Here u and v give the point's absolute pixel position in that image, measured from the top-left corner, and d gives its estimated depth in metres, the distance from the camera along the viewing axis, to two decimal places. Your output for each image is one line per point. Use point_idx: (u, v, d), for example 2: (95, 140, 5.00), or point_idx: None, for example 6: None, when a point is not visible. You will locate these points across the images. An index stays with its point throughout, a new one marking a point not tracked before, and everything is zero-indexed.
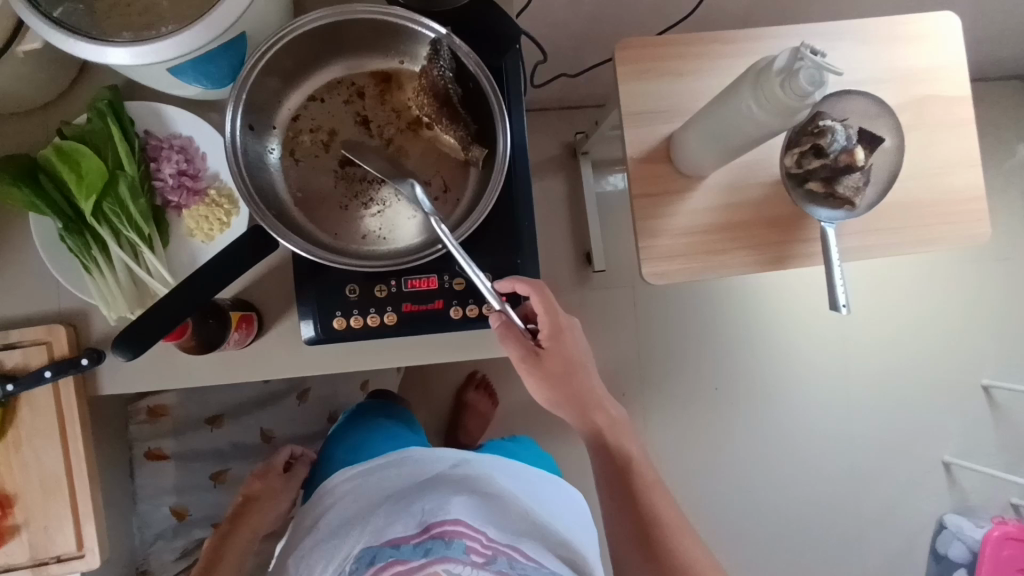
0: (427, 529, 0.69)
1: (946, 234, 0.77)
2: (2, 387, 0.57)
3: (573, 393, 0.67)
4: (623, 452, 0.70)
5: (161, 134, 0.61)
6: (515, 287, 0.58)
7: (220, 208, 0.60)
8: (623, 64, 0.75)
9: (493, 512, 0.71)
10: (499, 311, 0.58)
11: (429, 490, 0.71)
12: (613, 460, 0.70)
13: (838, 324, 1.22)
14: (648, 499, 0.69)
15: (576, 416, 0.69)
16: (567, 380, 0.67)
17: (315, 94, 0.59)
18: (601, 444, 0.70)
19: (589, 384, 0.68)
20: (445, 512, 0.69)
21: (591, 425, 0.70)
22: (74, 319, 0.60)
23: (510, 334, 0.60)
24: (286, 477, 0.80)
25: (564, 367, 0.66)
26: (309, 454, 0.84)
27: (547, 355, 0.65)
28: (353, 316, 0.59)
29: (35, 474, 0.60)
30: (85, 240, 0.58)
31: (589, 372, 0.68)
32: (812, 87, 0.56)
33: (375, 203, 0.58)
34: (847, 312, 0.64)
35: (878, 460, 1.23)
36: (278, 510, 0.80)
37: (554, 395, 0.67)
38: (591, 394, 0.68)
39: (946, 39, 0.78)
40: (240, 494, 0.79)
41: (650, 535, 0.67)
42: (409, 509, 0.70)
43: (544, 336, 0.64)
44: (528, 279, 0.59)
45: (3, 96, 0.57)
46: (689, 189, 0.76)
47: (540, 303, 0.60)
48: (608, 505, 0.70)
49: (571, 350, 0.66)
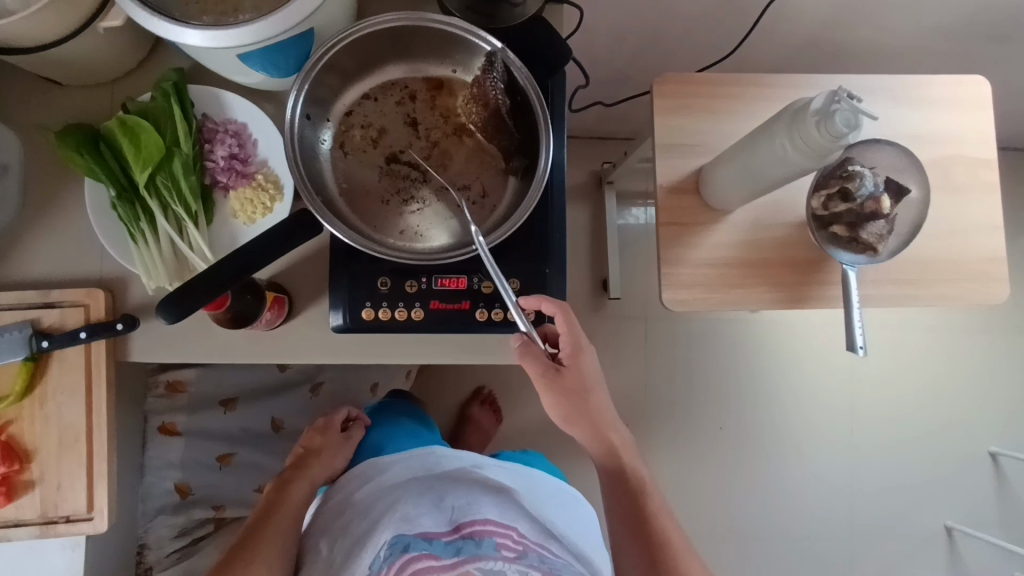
0: (458, 528, 0.72)
1: (962, 294, 0.78)
2: (36, 343, 0.59)
3: (589, 412, 0.68)
4: (632, 474, 0.70)
5: (217, 117, 0.64)
6: (540, 305, 0.60)
7: (266, 192, 0.62)
8: (661, 97, 0.78)
9: (518, 510, 0.75)
10: (522, 333, 0.61)
11: (457, 490, 0.75)
12: (624, 483, 0.69)
13: (848, 375, 1.22)
14: (660, 523, 0.68)
15: (588, 435, 0.69)
16: (582, 400, 0.67)
17: (370, 93, 0.62)
18: (614, 466, 0.70)
19: (603, 405, 0.69)
20: (474, 510, 0.73)
21: (604, 446, 0.70)
22: (114, 285, 0.62)
23: (529, 352, 0.63)
24: (343, 437, 0.84)
25: (581, 385, 0.67)
26: (364, 418, 0.88)
27: (567, 373, 0.66)
28: (382, 308, 0.60)
29: (55, 430, 0.61)
30: (134, 210, 0.61)
31: (603, 394, 0.69)
32: (847, 129, 0.57)
33: (415, 201, 0.60)
34: (864, 353, 0.64)
35: (878, 518, 1.21)
36: (331, 470, 0.81)
37: (570, 412, 0.68)
38: (604, 414, 0.69)
39: (976, 103, 0.80)
40: (298, 448, 0.82)
41: (661, 559, 0.67)
42: (439, 505, 0.73)
43: (565, 353, 0.66)
44: (555, 299, 0.61)
45: (78, 68, 0.61)
46: (713, 223, 0.77)
47: (564, 323, 0.62)
48: (618, 528, 0.69)
49: (590, 370, 0.67)
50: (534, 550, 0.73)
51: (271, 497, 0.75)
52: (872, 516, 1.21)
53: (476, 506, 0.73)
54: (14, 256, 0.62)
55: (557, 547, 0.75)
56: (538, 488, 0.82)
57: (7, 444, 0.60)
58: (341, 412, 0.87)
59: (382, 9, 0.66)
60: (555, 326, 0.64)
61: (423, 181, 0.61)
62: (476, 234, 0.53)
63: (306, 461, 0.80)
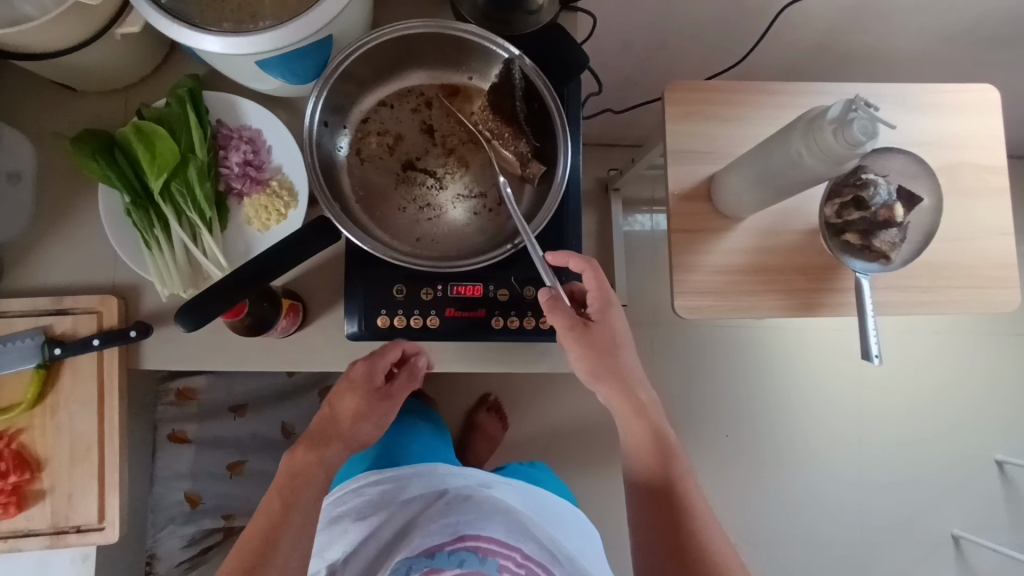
0: (461, 539, 0.72)
1: (974, 301, 0.78)
2: (49, 351, 0.58)
3: (618, 369, 0.62)
4: (662, 442, 0.64)
5: (231, 124, 0.64)
6: (569, 260, 0.58)
7: (280, 199, 0.62)
8: (673, 104, 0.78)
9: (527, 531, 0.75)
10: (551, 285, 0.58)
11: (463, 506, 0.75)
12: (652, 454, 0.64)
13: (855, 383, 1.21)
14: (684, 495, 0.63)
15: (613, 393, 0.63)
16: (611, 357, 0.61)
17: (386, 100, 0.61)
18: (642, 425, 0.63)
19: (633, 362, 0.63)
20: (480, 526, 0.74)
21: (632, 404, 0.63)
22: (126, 293, 0.62)
23: (557, 308, 0.58)
24: (385, 393, 0.62)
25: (612, 342, 0.61)
26: (420, 363, 0.62)
27: (597, 327, 0.60)
28: (397, 316, 0.60)
29: (67, 438, 0.60)
30: (149, 217, 0.60)
31: (632, 351, 0.63)
32: (864, 137, 0.57)
33: (431, 208, 0.60)
34: (879, 362, 0.64)
35: (885, 525, 1.20)
36: (359, 444, 0.62)
37: (597, 368, 0.61)
38: (633, 370, 0.63)
39: (984, 110, 0.80)
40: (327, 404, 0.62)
41: (682, 539, 0.62)
42: (444, 521, 0.74)
43: (593, 309, 0.61)
44: (583, 256, 0.59)
45: (93, 75, 0.61)
46: (726, 230, 0.78)
47: (593, 281, 0.59)
48: (642, 500, 0.64)
49: (620, 327, 0.62)
50: (539, 572, 0.72)
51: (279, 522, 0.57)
52: (881, 523, 1.20)
53: (482, 523, 0.74)
54: (26, 262, 0.62)
55: (562, 571, 0.74)
56: (548, 508, 0.81)
57: (18, 454, 0.59)
58: (397, 350, 0.61)
59: (395, 14, 0.66)
60: (582, 284, 0.63)
61: (439, 188, 0.61)
62: (502, 183, 0.55)
63: (332, 429, 0.61)
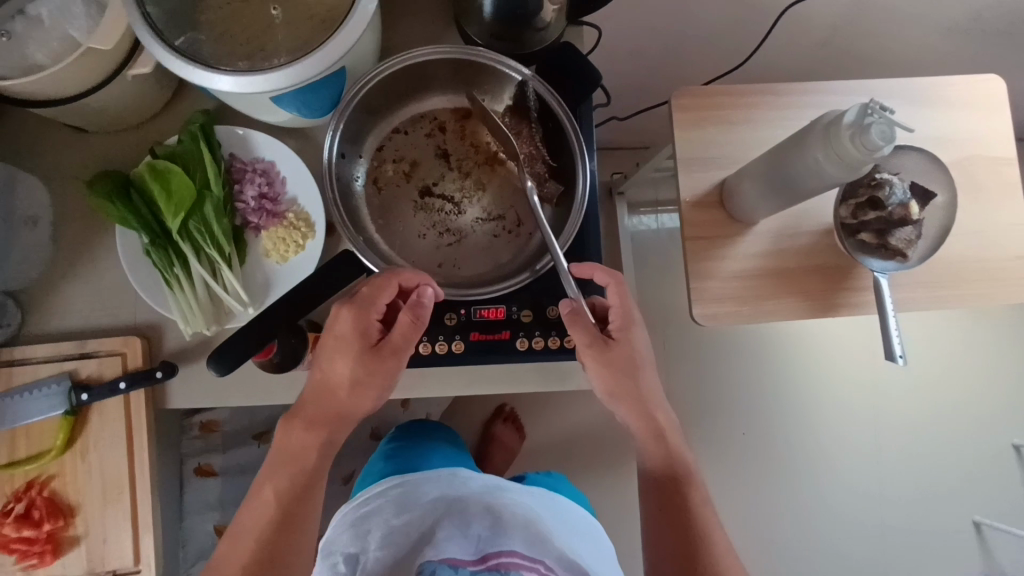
0: (484, 558, 0.74)
1: (993, 294, 0.78)
2: (76, 396, 0.58)
3: (637, 389, 0.61)
4: (678, 464, 0.63)
5: (244, 157, 0.64)
6: (594, 272, 0.58)
7: (298, 230, 0.62)
8: (681, 111, 0.78)
9: (548, 542, 0.74)
10: (570, 299, 0.57)
11: (484, 517, 0.76)
12: (668, 478, 0.63)
13: (869, 374, 1.21)
14: (698, 515, 0.62)
15: (631, 412, 0.63)
16: (632, 378, 0.61)
17: (399, 126, 0.62)
18: (661, 448, 0.63)
19: (652, 382, 0.63)
20: (501, 541, 0.75)
21: (650, 427, 0.63)
22: (149, 332, 0.62)
23: (578, 322, 0.57)
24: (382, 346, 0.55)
25: (633, 362, 0.60)
26: (419, 303, 0.53)
27: (619, 346, 0.59)
28: (422, 342, 0.59)
29: (98, 483, 0.60)
30: (168, 256, 0.60)
31: (653, 372, 0.63)
32: (883, 142, 0.56)
33: (451, 233, 0.60)
34: (904, 362, 0.64)
35: (906, 514, 1.20)
36: (362, 410, 0.57)
37: (617, 389, 0.61)
38: (653, 391, 0.62)
39: (992, 102, 0.80)
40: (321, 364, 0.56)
41: (699, 567, 0.60)
42: (467, 533, 0.76)
43: (615, 326, 0.60)
44: (608, 268, 0.58)
45: (106, 115, 0.60)
46: (740, 235, 0.77)
47: (617, 296, 0.59)
48: (654, 518, 0.63)
49: (641, 346, 0.61)
50: None
51: (279, 522, 0.56)
52: (902, 514, 1.20)
53: (503, 537, 0.75)
54: (47, 307, 0.61)
55: None
56: (564, 513, 0.80)
57: (51, 501, 0.59)
58: (389, 290, 0.53)
59: (402, 37, 0.66)
60: (604, 299, 0.62)
61: (457, 212, 0.61)
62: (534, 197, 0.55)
63: (330, 399, 0.56)
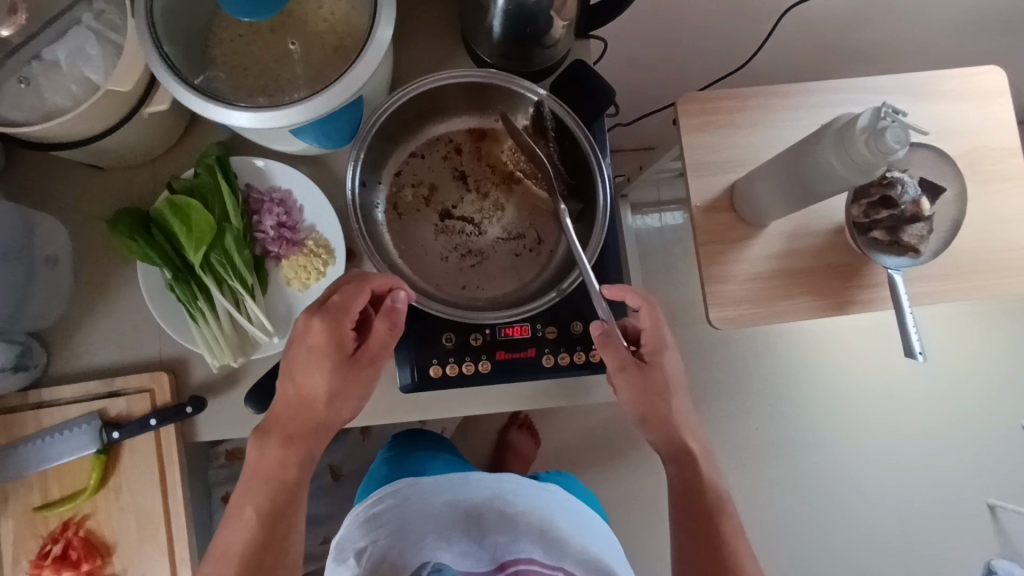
0: (501, 565, 0.72)
1: (1005, 283, 0.78)
2: (107, 435, 0.58)
3: (668, 414, 0.62)
4: (707, 487, 0.64)
5: (260, 187, 0.64)
6: (627, 295, 0.57)
7: (318, 257, 0.62)
8: (688, 117, 0.79)
9: (565, 545, 0.71)
10: (602, 319, 0.57)
11: (499, 524, 0.73)
12: (697, 502, 0.63)
13: (878, 364, 1.22)
14: (727, 539, 0.63)
15: (665, 438, 0.64)
16: (663, 401, 0.61)
17: (416, 150, 0.62)
18: (689, 471, 0.64)
19: (683, 408, 0.63)
20: (518, 548, 0.71)
21: (680, 450, 0.64)
22: (175, 366, 0.62)
23: (610, 345, 0.57)
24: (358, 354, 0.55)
25: (663, 386, 0.61)
26: (396, 311, 0.54)
27: (649, 370, 0.60)
28: (449, 364, 0.60)
29: (133, 520, 0.60)
30: (191, 289, 0.60)
31: (684, 398, 0.63)
32: (897, 146, 0.57)
33: (473, 254, 0.61)
34: (923, 358, 0.63)
35: (922, 501, 1.21)
36: (342, 417, 0.58)
37: (647, 413, 0.61)
38: (683, 416, 0.63)
39: (994, 93, 0.81)
40: (290, 378, 0.56)
41: None
42: (483, 542, 0.72)
43: (646, 349, 0.61)
44: (640, 292, 0.59)
45: (123, 153, 0.60)
46: (753, 238, 0.78)
47: (649, 317, 0.60)
48: (683, 544, 0.64)
49: (672, 371, 0.62)
50: None
51: (268, 532, 0.57)
52: (918, 500, 1.21)
53: (519, 544, 0.72)
54: (71, 346, 0.61)
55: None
56: (581, 516, 0.77)
57: (87, 541, 0.60)
58: (363, 297, 0.54)
59: (411, 59, 0.66)
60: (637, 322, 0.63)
61: (477, 233, 0.61)
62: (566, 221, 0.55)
63: (309, 409, 0.56)
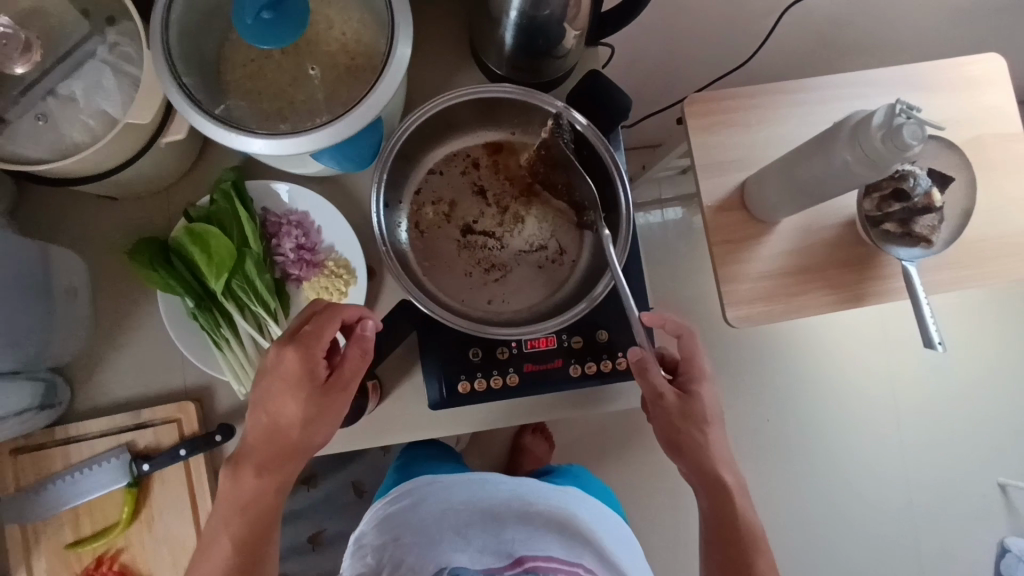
0: (518, 562, 0.68)
1: (1016, 268, 0.79)
2: (137, 467, 0.58)
3: (703, 448, 0.59)
4: (741, 526, 0.60)
5: (277, 209, 0.63)
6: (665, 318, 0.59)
7: (339, 278, 0.62)
8: (695, 118, 0.79)
9: (583, 543, 0.70)
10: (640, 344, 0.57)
11: (517, 521, 0.71)
12: (730, 540, 0.60)
13: (886, 351, 1.23)
14: None
15: (696, 470, 0.60)
16: (699, 432, 0.59)
17: (434, 167, 0.62)
18: (723, 508, 0.60)
19: (722, 442, 0.60)
20: (536, 545, 0.69)
21: (716, 487, 0.60)
22: (201, 395, 0.61)
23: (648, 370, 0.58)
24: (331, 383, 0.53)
25: (701, 417, 0.59)
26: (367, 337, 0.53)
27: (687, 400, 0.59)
28: (477, 379, 0.60)
29: (166, 552, 0.60)
30: (214, 316, 0.60)
31: (722, 432, 0.61)
32: (914, 142, 0.57)
33: (496, 268, 0.61)
34: (943, 347, 0.63)
35: (934, 484, 1.22)
36: (313, 448, 0.55)
37: (683, 444, 0.60)
38: (723, 450, 0.60)
39: (994, 81, 0.82)
40: (262, 411, 0.53)
41: None
42: (500, 537, 0.70)
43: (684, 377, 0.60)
44: (678, 320, 0.60)
45: (138, 183, 0.60)
46: (765, 235, 0.78)
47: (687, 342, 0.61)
48: None
49: (711, 403, 0.60)
50: None
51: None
52: (930, 484, 1.22)
53: (538, 541, 0.69)
54: (94, 380, 0.61)
55: None
56: (603, 522, 0.77)
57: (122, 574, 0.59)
58: (335, 325, 0.53)
59: (420, 74, 0.65)
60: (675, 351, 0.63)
61: (499, 247, 0.61)
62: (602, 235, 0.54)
63: (279, 441, 0.53)
